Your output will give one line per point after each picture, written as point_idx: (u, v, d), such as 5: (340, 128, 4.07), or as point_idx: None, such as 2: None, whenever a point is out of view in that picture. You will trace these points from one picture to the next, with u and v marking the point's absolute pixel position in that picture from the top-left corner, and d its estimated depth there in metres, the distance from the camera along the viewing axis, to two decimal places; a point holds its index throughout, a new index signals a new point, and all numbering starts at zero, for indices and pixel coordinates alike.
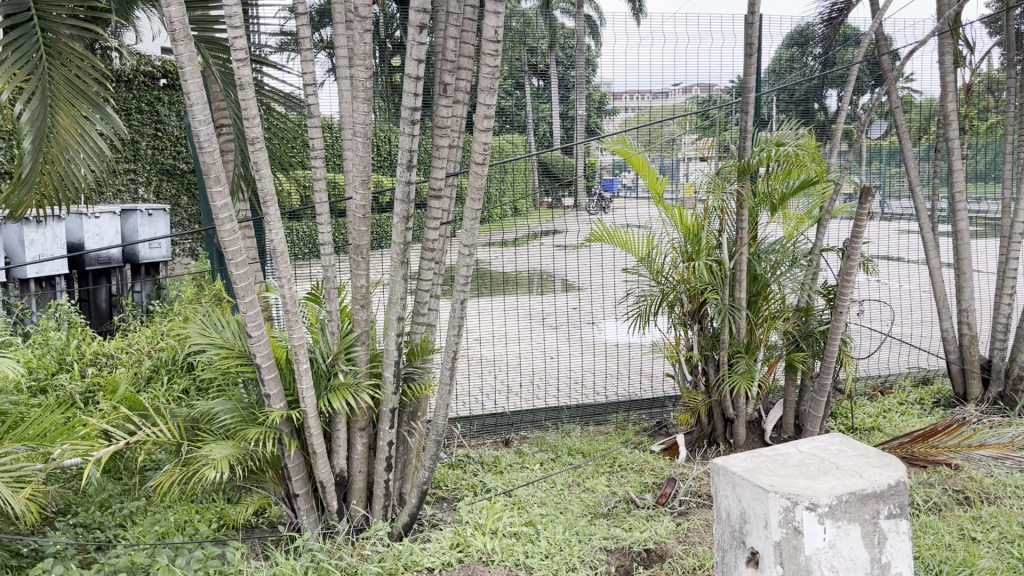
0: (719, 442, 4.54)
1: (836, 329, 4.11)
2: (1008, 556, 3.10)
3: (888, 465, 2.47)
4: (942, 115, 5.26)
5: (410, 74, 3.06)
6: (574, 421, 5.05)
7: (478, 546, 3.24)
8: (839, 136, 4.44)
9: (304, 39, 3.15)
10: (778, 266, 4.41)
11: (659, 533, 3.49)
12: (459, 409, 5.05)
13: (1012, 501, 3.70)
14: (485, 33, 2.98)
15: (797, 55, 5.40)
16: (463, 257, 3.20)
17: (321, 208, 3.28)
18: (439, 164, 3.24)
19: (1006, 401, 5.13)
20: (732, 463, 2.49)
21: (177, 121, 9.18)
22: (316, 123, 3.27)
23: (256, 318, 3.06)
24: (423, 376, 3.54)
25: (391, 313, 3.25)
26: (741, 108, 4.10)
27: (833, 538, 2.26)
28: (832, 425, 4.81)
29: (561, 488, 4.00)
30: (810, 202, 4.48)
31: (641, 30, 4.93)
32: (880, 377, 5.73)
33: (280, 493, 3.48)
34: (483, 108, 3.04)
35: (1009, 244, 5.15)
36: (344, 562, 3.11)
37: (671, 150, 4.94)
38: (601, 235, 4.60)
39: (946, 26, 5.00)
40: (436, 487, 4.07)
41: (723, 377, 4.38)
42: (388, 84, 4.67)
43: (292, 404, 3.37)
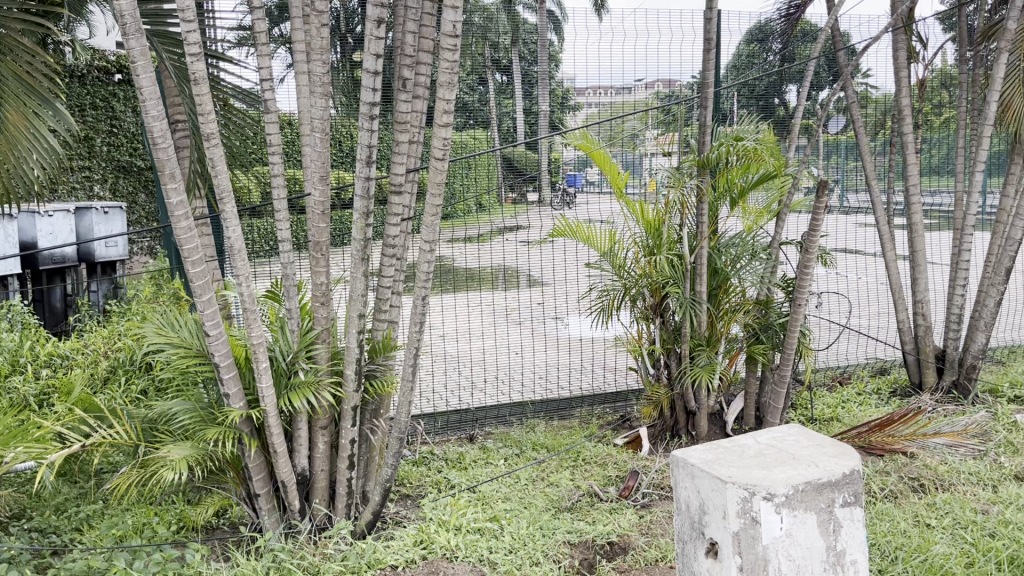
0: (682, 434, 4.59)
1: (795, 322, 4.15)
2: (963, 541, 3.16)
3: (843, 454, 2.50)
4: (897, 111, 5.35)
5: (368, 69, 3.03)
6: (539, 415, 5.06)
7: (442, 542, 3.24)
8: (798, 130, 4.48)
9: (261, 34, 3.11)
10: (738, 260, 4.45)
11: (622, 525, 3.51)
12: (423, 406, 5.04)
13: (966, 486, 3.78)
14: (444, 28, 2.96)
15: (758, 51, 5.46)
16: (424, 254, 3.18)
17: (279, 204, 3.24)
18: (399, 159, 3.22)
19: (960, 390, 5.24)
20: (691, 455, 2.51)
21: (132, 117, 9.03)
22: (273, 119, 3.22)
23: (214, 317, 3.02)
24: (386, 373, 3.52)
25: (351, 310, 3.22)
26: (700, 103, 4.13)
27: (790, 527, 2.28)
28: (792, 417, 4.87)
29: (524, 483, 4.01)
30: (770, 195, 4.52)
31: (602, 25, 4.94)
32: (839, 368, 5.83)
33: (241, 493, 3.44)
34: (442, 103, 3.02)
35: (962, 236, 5.26)
36: (307, 562, 3.08)
37: (633, 146, 4.87)
38: (563, 230, 4.59)
39: (900, 22, 5.09)
40: (400, 484, 4.06)
41: (685, 370, 4.42)
42: (349, 79, 4.62)
43: (252, 403, 3.33)
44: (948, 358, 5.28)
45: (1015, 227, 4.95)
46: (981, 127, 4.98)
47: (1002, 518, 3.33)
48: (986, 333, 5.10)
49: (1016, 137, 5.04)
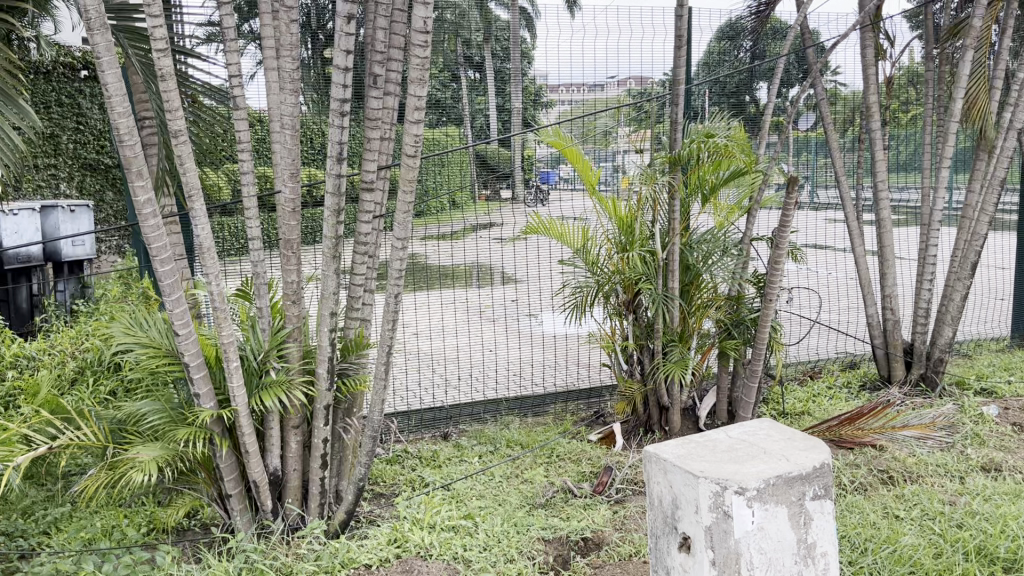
0: (655, 429, 4.61)
1: (766, 317, 4.18)
2: (931, 532, 3.21)
3: (813, 447, 2.52)
4: (865, 108, 5.41)
5: (339, 65, 3.02)
6: (513, 412, 5.07)
7: (416, 540, 3.23)
8: (768, 127, 4.51)
9: (229, 29, 3.07)
10: (710, 256, 4.48)
11: (596, 521, 3.52)
12: (396, 404, 5.03)
13: (934, 477, 3.84)
14: (414, 24, 2.95)
15: (728, 48, 5.49)
16: (396, 251, 3.16)
17: (249, 202, 3.21)
18: (371, 156, 3.20)
19: (928, 383, 5.31)
20: (663, 450, 2.52)
21: (99, 113, 8.90)
22: (242, 116, 3.19)
23: (183, 317, 2.98)
24: (359, 371, 3.50)
25: (323, 308, 3.20)
26: (671, 101, 4.14)
27: (762, 521, 2.30)
28: (763, 411, 4.92)
29: (499, 480, 4.01)
30: (741, 192, 4.53)
31: (574, 23, 4.96)
32: (810, 362, 5.89)
33: (213, 494, 3.41)
34: (413, 99, 3.01)
35: (929, 231, 5.34)
36: (279, 562, 3.06)
37: (605, 143, 4.76)
38: (536, 227, 4.59)
39: (868, 20, 5.14)
40: (374, 483, 4.04)
41: (657, 366, 4.44)
42: (320, 76, 4.58)
43: (223, 404, 3.29)
44: (916, 351, 5.35)
45: (981, 223, 5.04)
46: (947, 124, 5.05)
47: (969, 509, 3.39)
48: (952, 326, 5.19)
49: (982, 134, 5.12)
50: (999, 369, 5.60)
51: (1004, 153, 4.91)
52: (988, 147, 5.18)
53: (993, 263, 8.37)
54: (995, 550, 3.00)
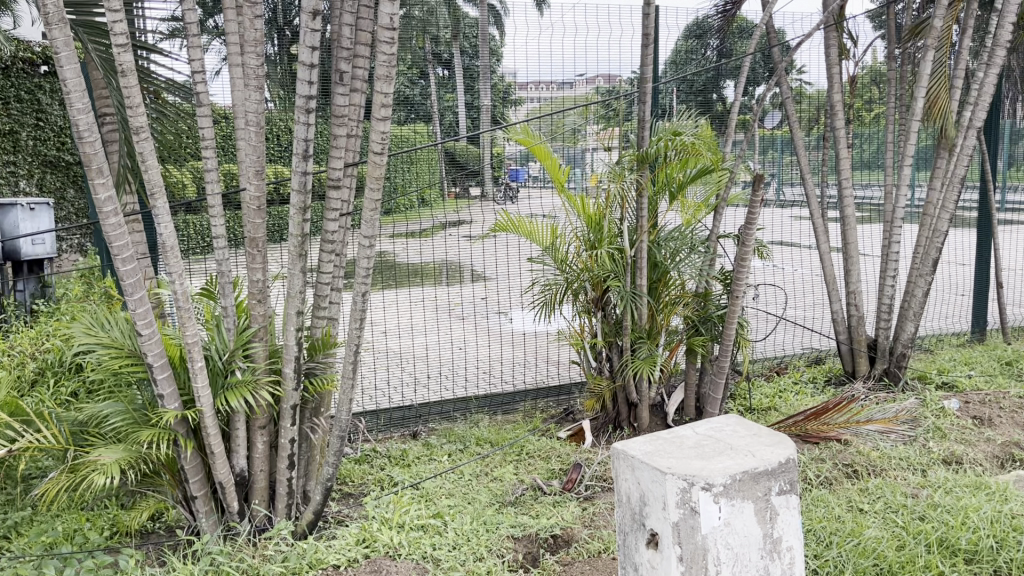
0: (624, 426, 4.63)
1: (732, 313, 4.21)
2: (894, 525, 3.26)
3: (779, 442, 2.54)
4: (829, 107, 5.48)
5: (304, 62, 2.98)
6: (483, 411, 5.06)
7: (384, 540, 3.21)
8: (734, 125, 4.54)
9: (192, 24, 3.02)
10: (678, 253, 4.51)
11: (565, 518, 3.53)
12: (365, 403, 4.99)
13: (896, 470, 3.89)
14: (380, 20, 2.93)
15: (695, 46, 5.53)
16: (363, 249, 3.14)
17: (213, 200, 3.17)
18: (337, 153, 3.18)
19: (891, 377, 5.39)
20: (631, 447, 2.53)
21: (59, 110, 8.74)
22: (206, 112, 3.15)
23: (147, 317, 2.94)
24: (326, 371, 3.48)
25: (290, 307, 3.17)
26: (639, 99, 4.15)
27: (728, 516, 2.32)
28: (731, 407, 4.96)
29: (468, 478, 4.00)
30: (708, 189, 4.57)
31: (543, 20, 4.94)
32: (776, 358, 5.95)
33: (177, 496, 3.36)
34: (380, 96, 2.98)
35: (892, 227, 5.42)
36: (246, 563, 3.04)
37: (574, 140, 4.87)
38: (505, 225, 4.58)
39: (832, 19, 5.21)
40: (342, 483, 4.01)
41: (626, 363, 4.46)
42: (287, 72, 4.53)
43: (188, 404, 3.25)
44: (879, 347, 5.43)
45: (942, 220, 5.12)
46: (909, 122, 5.12)
47: (931, 501, 3.44)
48: (915, 321, 5.26)
49: (942, 132, 5.21)
50: (960, 363, 5.70)
51: (964, 152, 5.00)
52: (948, 145, 5.26)
53: (953, 260, 8.53)
54: (957, 542, 3.06)
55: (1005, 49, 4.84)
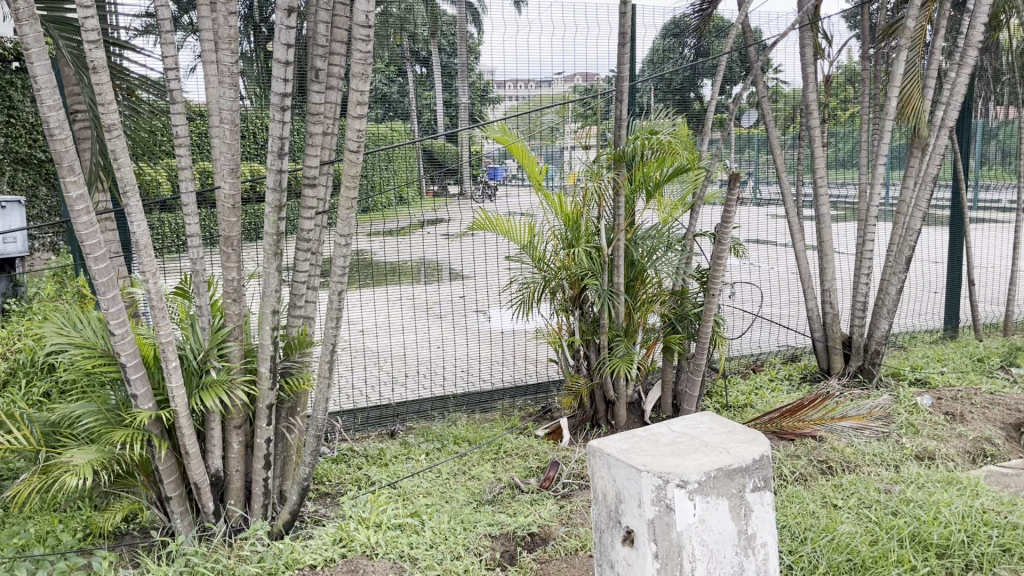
0: (601, 424, 4.65)
1: (709, 311, 4.23)
2: (867, 520, 3.29)
3: (753, 439, 2.56)
4: (804, 106, 5.52)
5: (279, 59, 2.96)
6: (461, 409, 5.06)
7: (362, 540, 3.20)
8: (711, 124, 4.57)
9: (165, 21, 2.99)
10: (654, 251, 4.54)
11: (543, 516, 3.53)
12: (342, 402, 4.97)
13: (870, 466, 3.94)
14: (356, 17, 2.92)
15: (673, 45, 5.54)
16: (339, 248, 3.12)
17: (187, 198, 3.14)
18: (313, 151, 3.16)
19: (865, 374, 5.44)
20: (607, 445, 2.54)
21: (31, 106, 8.64)
22: (179, 109, 3.12)
23: (119, 316, 2.91)
24: (302, 370, 3.46)
25: (265, 307, 3.15)
26: (616, 97, 4.16)
27: (703, 513, 2.34)
28: (707, 404, 4.99)
29: (446, 477, 4.00)
30: (684, 188, 4.57)
31: (520, 18, 4.94)
32: (752, 355, 5.99)
33: (151, 497, 3.33)
34: (356, 94, 2.96)
35: (866, 225, 5.47)
36: (220, 564, 3.01)
37: (552, 138, 4.89)
38: (482, 223, 4.58)
39: (807, 19, 5.25)
40: (319, 483, 3.99)
41: (604, 361, 4.48)
42: (263, 69, 4.50)
43: (162, 404, 3.22)
44: (854, 344, 5.48)
45: (915, 218, 5.18)
46: (882, 122, 5.17)
47: (904, 496, 3.48)
48: (889, 318, 5.32)
49: (915, 131, 5.26)
50: (933, 360, 5.77)
51: (937, 151, 5.05)
52: (921, 144, 5.32)
53: (926, 258, 8.63)
54: (929, 537, 3.10)
55: (976, 49, 4.89)
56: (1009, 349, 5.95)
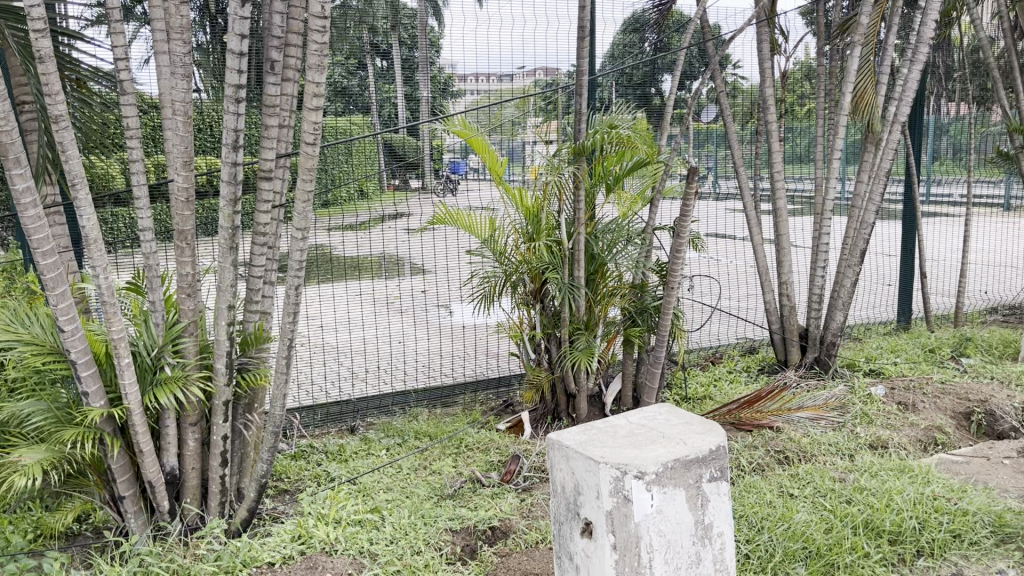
0: (562, 417, 4.67)
1: (668, 304, 4.27)
2: (822, 508, 3.35)
3: (710, 430, 2.58)
4: (762, 101, 5.58)
5: (233, 50, 2.92)
6: (422, 404, 5.04)
7: (321, 537, 3.18)
8: (670, 119, 4.61)
9: (115, 10, 2.94)
10: (614, 245, 4.57)
11: (504, 510, 3.53)
12: (301, 398, 4.93)
13: (826, 456, 4.00)
14: (312, 9, 2.88)
15: (634, 40, 5.57)
16: (296, 242, 3.08)
17: (140, 191, 3.09)
18: (269, 144, 3.12)
19: (821, 366, 5.53)
20: (565, 437, 2.54)
21: None
22: (130, 101, 3.06)
23: (69, 312, 2.84)
24: (259, 366, 3.42)
25: (220, 302, 3.11)
26: (576, 91, 4.17)
27: (660, 504, 2.35)
28: (667, 396, 5.03)
29: (406, 472, 3.98)
30: (643, 182, 4.63)
31: (480, 11, 4.91)
32: (711, 347, 6.06)
33: (104, 496, 3.27)
34: (312, 86, 2.93)
35: (822, 219, 5.55)
36: (175, 564, 2.97)
37: (511, 133, 4.84)
38: (443, 217, 4.55)
39: (764, 15, 5.30)
40: (278, 479, 3.95)
41: (564, 354, 4.50)
42: (219, 60, 4.42)
43: (114, 402, 3.16)
44: (810, 336, 5.56)
45: (868, 212, 5.27)
46: (837, 117, 5.25)
47: (858, 484, 3.55)
48: (844, 311, 5.41)
49: (869, 126, 5.35)
50: (886, 351, 5.88)
51: (889, 145, 5.15)
52: (875, 139, 5.40)
53: (880, 251, 8.79)
54: (881, 524, 3.16)
55: (928, 45, 4.98)
56: (958, 340, 6.09)
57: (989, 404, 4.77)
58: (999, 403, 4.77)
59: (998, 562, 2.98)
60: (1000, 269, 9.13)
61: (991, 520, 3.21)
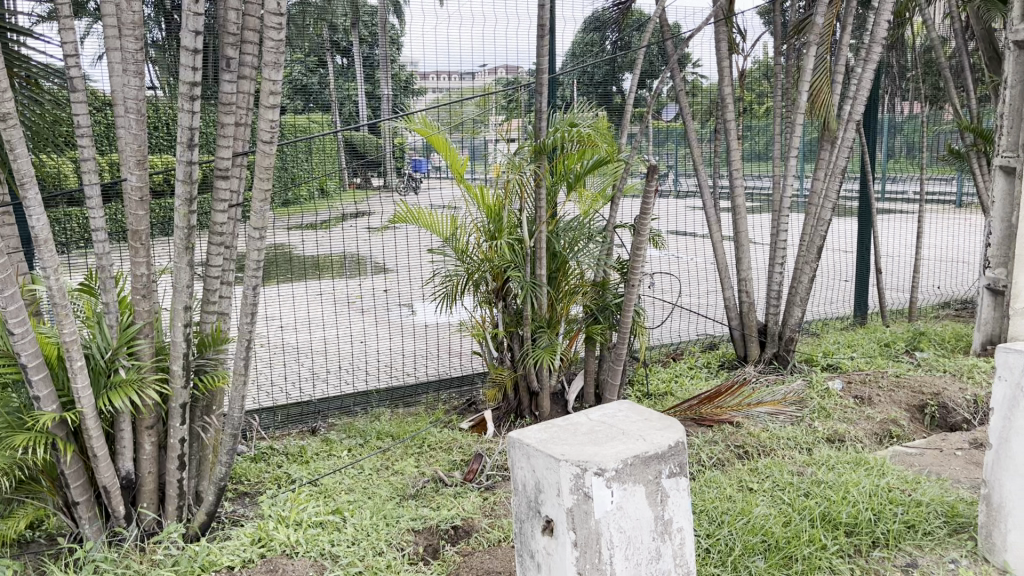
0: (525, 415, 4.67)
1: (629, 302, 4.29)
2: (781, 502, 3.39)
3: (669, 426, 2.59)
4: (721, 101, 5.64)
5: (187, 47, 2.87)
6: (384, 404, 5.01)
7: (281, 539, 3.15)
8: (630, 117, 4.64)
9: (64, 6, 2.88)
10: (576, 243, 4.58)
11: (466, 509, 3.53)
12: (261, 399, 4.87)
13: (784, 450, 4.06)
14: (267, 5, 2.84)
15: (596, 39, 5.58)
16: (253, 242, 3.04)
17: (92, 191, 3.04)
18: (225, 143, 3.08)
19: (780, 361, 5.60)
20: (526, 436, 2.54)
21: None
22: (80, 98, 3.01)
23: (18, 314, 2.78)
24: (217, 367, 3.37)
25: (176, 303, 3.06)
26: (536, 89, 4.16)
27: (621, 500, 2.36)
28: (628, 393, 5.07)
29: (368, 473, 3.95)
30: (605, 180, 4.63)
31: (441, 10, 4.89)
32: (673, 344, 6.11)
33: (58, 502, 3.20)
34: (268, 84, 2.90)
35: (780, 216, 5.62)
36: (131, 570, 2.93)
37: (472, 132, 4.74)
38: (404, 216, 4.54)
39: (722, 14, 5.36)
40: (237, 482, 3.90)
41: (527, 352, 4.50)
42: (174, 56, 4.35)
43: (66, 406, 3.09)
44: (769, 332, 5.63)
45: (825, 209, 5.35)
46: (793, 116, 5.32)
47: (816, 478, 3.60)
48: (802, 307, 5.49)
49: (825, 125, 5.43)
50: (843, 346, 5.97)
51: (844, 144, 5.24)
52: (831, 136, 5.48)
53: (837, 247, 8.94)
54: (839, 516, 3.21)
55: (881, 45, 5.06)
56: (913, 334, 6.21)
57: (941, 397, 4.88)
58: (951, 396, 4.88)
59: (951, 552, 3.06)
60: (952, 265, 9.33)
61: (944, 511, 3.28)
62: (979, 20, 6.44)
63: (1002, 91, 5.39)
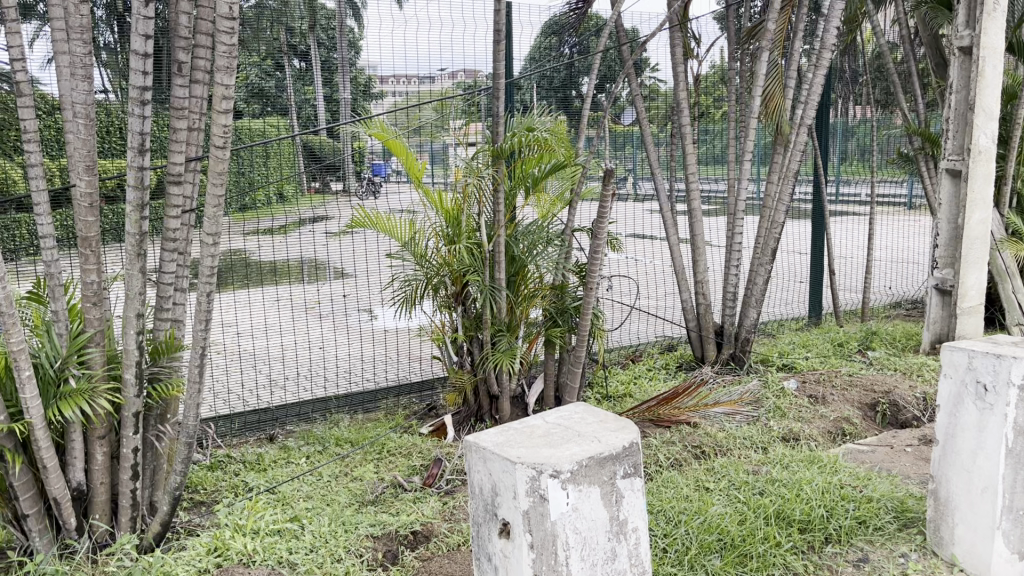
0: (485, 418, 4.68)
1: (587, 304, 4.31)
2: (736, 501, 3.44)
3: (623, 427, 2.62)
4: (677, 104, 5.71)
5: (137, 51, 2.84)
6: (343, 410, 5.01)
7: (238, 548, 3.11)
8: (587, 121, 4.67)
9: (9, 9, 2.83)
10: (535, 246, 4.61)
11: (425, 513, 3.52)
12: (217, 407, 4.82)
13: (739, 449, 4.12)
14: (218, 9, 2.81)
15: (554, 44, 5.62)
16: (206, 248, 3.00)
17: (40, 197, 2.98)
18: (178, 147, 3.04)
19: (737, 361, 5.69)
20: (483, 439, 2.55)
21: None
22: (28, 103, 2.95)
23: None
24: (172, 376, 3.33)
25: (129, 310, 3.01)
26: (493, 95, 4.18)
27: (576, 502, 2.38)
28: (588, 395, 5.11)
29: (327, 480, 3.93)
30: (563, 184, 4.68)
31: (404, 13, 4.91)
32: (632, 346, 6.16)
33: (7, 515, 3.13)
34: (220, 88, 2.87)
35: (735, 218, 5.71)
36: None
37: (432, 134, 4.74)
38: (362, 221, 4.54)
39: (676, 19, 5.43)
40: (193, 491, 3.85)
41: (486, 356, 4.51)
42: (126, 59, 4.29)
43: (15, 416, 3.02)
44: (725, 332, 5.71)
45: (779, 211, 5.43)
46: (747, 120, 5.39)
47: (770, 476, 3.67)
48: (757, 308, 5.58)
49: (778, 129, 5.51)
50: (797, 347, 6.07)
51: (797, 147, 5.33)
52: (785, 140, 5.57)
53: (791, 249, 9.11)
54: (793, 513, 3.26)
55: (830, 51, 5.16)
56: (866, 333, 6.34)
57: (892, 395, 4.99)
58: (902, 394, 5.00)
59: (901, 547, 3.13)
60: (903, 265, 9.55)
61: (894, 506, 3.36)
62: (926, 27, 6.61)
63: (947, 95, 5.54)
